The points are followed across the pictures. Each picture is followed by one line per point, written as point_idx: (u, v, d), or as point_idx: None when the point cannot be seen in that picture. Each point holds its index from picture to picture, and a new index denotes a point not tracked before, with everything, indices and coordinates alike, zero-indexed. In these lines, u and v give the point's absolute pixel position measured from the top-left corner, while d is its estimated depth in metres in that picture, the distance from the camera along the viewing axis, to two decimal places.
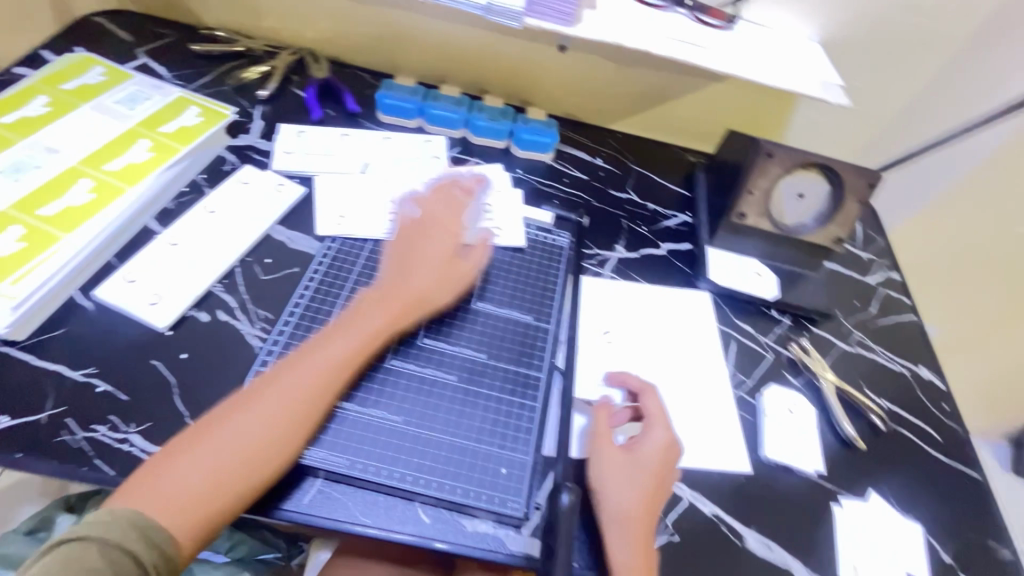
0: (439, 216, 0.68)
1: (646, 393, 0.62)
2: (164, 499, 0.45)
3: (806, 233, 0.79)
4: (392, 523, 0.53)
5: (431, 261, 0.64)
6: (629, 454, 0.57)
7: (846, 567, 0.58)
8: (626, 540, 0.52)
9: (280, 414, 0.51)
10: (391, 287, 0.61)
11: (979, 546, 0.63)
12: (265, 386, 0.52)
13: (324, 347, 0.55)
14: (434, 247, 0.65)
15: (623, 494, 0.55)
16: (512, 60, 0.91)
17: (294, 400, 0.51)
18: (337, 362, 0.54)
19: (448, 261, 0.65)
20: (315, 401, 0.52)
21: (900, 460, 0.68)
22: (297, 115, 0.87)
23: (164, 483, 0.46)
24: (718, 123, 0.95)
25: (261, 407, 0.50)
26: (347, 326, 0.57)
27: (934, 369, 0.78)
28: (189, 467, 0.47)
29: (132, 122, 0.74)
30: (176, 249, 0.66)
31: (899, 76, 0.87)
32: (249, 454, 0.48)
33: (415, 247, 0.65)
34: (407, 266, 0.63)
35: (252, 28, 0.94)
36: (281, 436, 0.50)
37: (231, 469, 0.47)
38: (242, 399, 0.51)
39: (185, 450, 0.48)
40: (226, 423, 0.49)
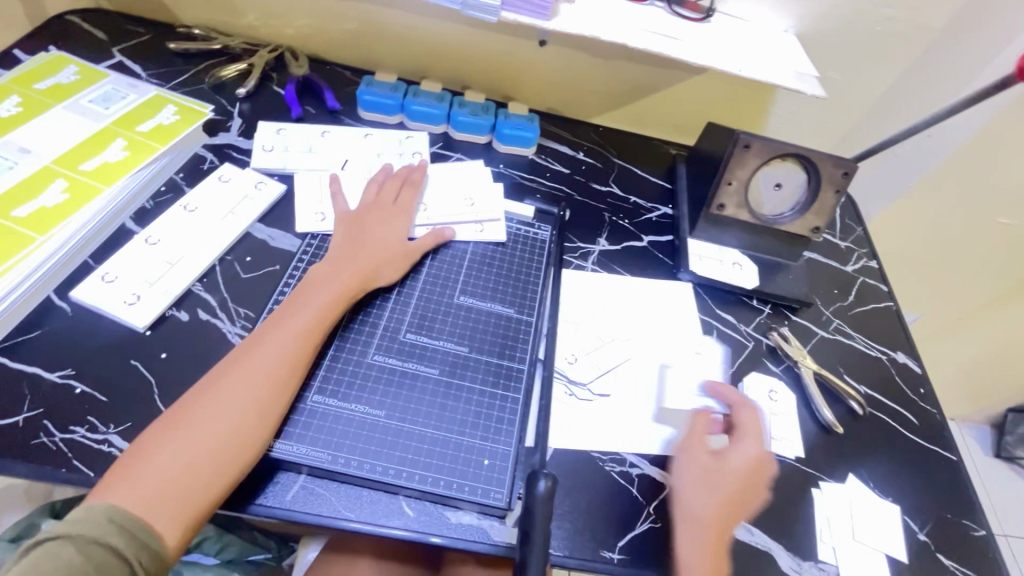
0: (383, 200, 0.72)
1: (743, 404, 0.62)
2: (140, 489, 0.45)
3: (785, 224, 0.79)
4: (376, 517, 0.53)
5: (380, 240, 0.68)
6: (713, 461, 0.58)
7: (824, 549, 0.60)
8: (696, 543, 0.54)
9: (246, 407, 0.51)
10: (332, 269, 0.63)
11: (955, 525, 0.65)
12: (230, 371, 0.53)
13: (283, 327, 0.57)
14: (382, 227, 0.69)
15: (702, 500, 0.56)
16: (492, 55, 0.90)
17: (258, 379, 0.53)
18: (297, 339, 0.56)
19: (396, 239, 0.69)
20: (282, 381, 0.54)
21: (877, 444, 0.69)
22: (276, 113, 0.86)
23: (139, 473, 0.46)
24: (698, 116, 0.96)
25: (226, 389, 0.52)
26: (306, 305, 0.59)
27: (911, 354, 0.79)
28: (164, 457, 0.47)
29: (107, 121, 0.73)
30: (155, 248, 0.66)
31: (875, 67, 0.88)
32: (220, 438, 0.49)
33: (360, 226, 0.69)
34: (359, 245, 0.66)
35: (230, 26, 0.93)
36: (249, 416, 0.51)
37: (205, 456, 0.48)
38: (209, 386, 0.52)
39: (159, 441, 0.49)
40: (192, 418, 0.50)
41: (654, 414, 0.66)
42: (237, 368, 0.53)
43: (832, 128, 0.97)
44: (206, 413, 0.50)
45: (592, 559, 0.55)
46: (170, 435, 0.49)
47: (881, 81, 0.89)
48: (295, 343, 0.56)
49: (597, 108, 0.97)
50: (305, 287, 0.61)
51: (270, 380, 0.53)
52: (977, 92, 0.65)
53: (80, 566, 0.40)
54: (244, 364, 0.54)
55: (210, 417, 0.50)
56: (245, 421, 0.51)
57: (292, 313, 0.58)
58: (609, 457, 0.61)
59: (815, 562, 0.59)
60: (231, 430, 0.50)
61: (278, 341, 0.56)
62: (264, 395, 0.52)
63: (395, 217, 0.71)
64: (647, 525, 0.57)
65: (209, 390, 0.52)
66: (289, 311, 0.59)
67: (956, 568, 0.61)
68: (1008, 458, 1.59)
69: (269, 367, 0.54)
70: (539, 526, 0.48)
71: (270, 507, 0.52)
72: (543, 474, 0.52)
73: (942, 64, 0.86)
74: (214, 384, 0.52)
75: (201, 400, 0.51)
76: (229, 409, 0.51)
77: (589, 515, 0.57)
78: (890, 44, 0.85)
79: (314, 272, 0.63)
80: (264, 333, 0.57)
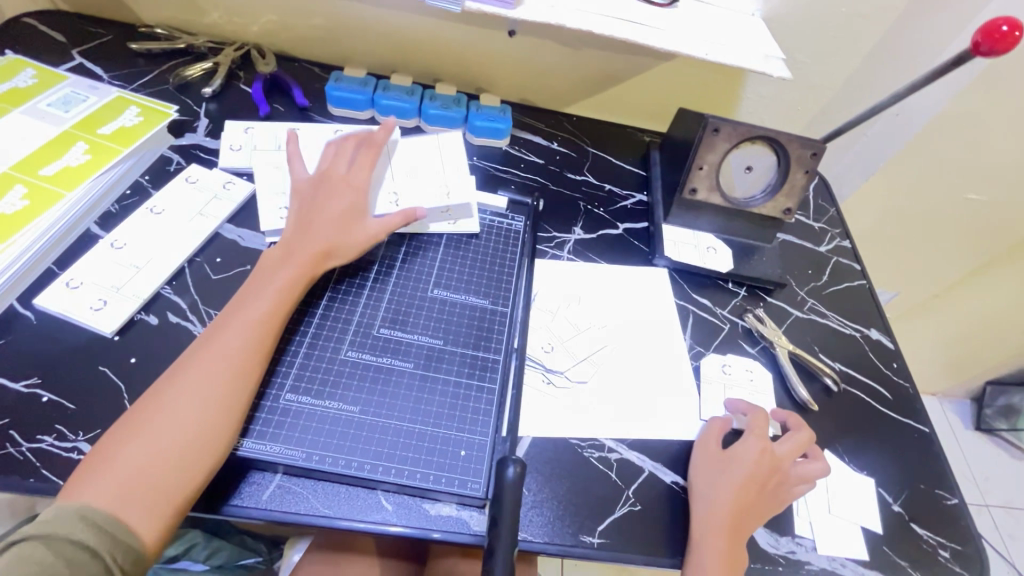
0: (335, 163, 0.69)
1: (756, 409, 0.65)
2: (106, 488, 0.45)
3: (756, 206, 0.80)
4: (353, 513, 0.53)
5: (331, 212, 0.65)
6: (725, 457, 0.60)
7: (801, 524, 0.61)
8: (713, 551, 0.53)
9: (207, 402, 0.50)
10: (290, 248, 0.62)
11: (928, 495, 0.66)
12: (190, 365, 0.52)
13: (242, 319, 0.56)
14: (335, 199, 0.66)
15: (718, 504, 0.56)
16: (462, 47, 0.90)
17: (216, 377, 0.52)
18: (257, 331, 0.55)
19: (349, 210, 0.66)
20: (242, 376, 0.53)
21: (851, 419, 0.70)
22: (244, 112, 0.85)
23: (103, 473, 0.46)
24: (670, 102, 0.97)
25: (186, 384, 0.51)
26: (265, 295, 0.58)
27: (884, 331, 0.80)
28: (128, 455, 0.47)
29: (68, 124, 0.72)
30: (120, 252, 0.65)
31: (841, 48, 0.88)
32: (183, 436, 0.48)
33: (312, 199, 0.66)
34: (310, 221, 0.64)
35: (193, 24, 0.92)
36: (210, 412, 0.50)
37: (170, 454, 0.47)
38: (170, 381, 0.51)
39: (120, 443, 0.48)
40: (154, 416, 0.49)
41: (632, 399, 0.66)
42: (196, 363, 0.52)
43: (802, 110, 0.98)
44: (167, 409, 0.49)
45: (573, 544, 0.55)
46: (132, 434, 0.48)
47: (849, 62, 0.90)
48: (256, 334, 0.55)
49: (570, 98, 0.97)
50: (261, 277, 0.60)
51: (230, 372, 0.52)
52: (937, 69, 0.65)
53: (53, 565, 0.40)
54: (203, 358, 0.53)
55: (171, 414, 0.49)
56: (206, 419, 0.50)
57: (249, 304, 0.57)
58: (588, 443, 0.62)
59: (792, 537, 0.60)
60: (194, 426, 0.49)
61: (237, 333, 0.55)
62: (227, 389, 0.52)
63: (350, 186, 0.67)
64: (626, 509, 0.58)
65: (169, 386, 0.51)
66: (247, 302, 0.57)
67: (929, 537, 0.63)
68: (988, 430, 1.63)
69: (230, 360, 0.53)
70: (508, 513, 0.48)
71: (247, 505, 0.52)
72: (512, 460, 0.51)
73: (907, 43, 0.87)
74: (174, 380, 0.51)
75: (161, 397, 0.50)
76: (189, 403, 0.50)
77: (569, 501, 0.58)
78: (856, 24, 0.85)
79: (267, 261, 0.62)
80: (223, 325, 0.56)
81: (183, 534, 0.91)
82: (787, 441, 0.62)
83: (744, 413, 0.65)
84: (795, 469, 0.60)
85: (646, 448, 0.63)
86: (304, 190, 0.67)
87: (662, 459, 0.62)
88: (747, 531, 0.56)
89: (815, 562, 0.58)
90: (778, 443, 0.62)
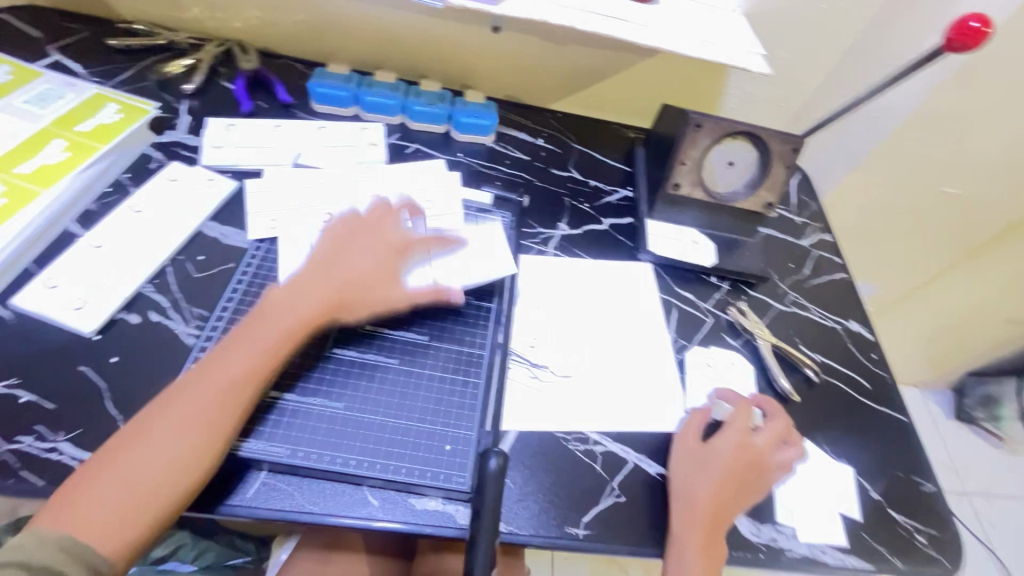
0: (369, 226, 0.67)
1: (740, 400, 0.65)
2: (90, 515, 0.44)
3: (738, 201, 0.81)
4: (339, 508, 0.53)
5: (357, 268, 0.62)
6: (703, 452, 0.61)
7: (783, 513, 0.62)
8: (692, 548, 0.55)
9: (192, 427, 0.49)
10: (305, 293, 0.59)
11: (906, 483, 0.67)
12: (186, 391, 0.51)
13: (244, 347, 0.54)
14: (364, 260, 0.63)
15: (697, 500, 0.57)
16: (447, 43, 0.90)
17: (204, 403, 0.50)
18: (258, 361, 0.54)
19: (375, 269, 0.63)
20: (230, 403, 0.51)
21: (831, 409, 0.72)
22: (226, 108, 0.84)
23: (87, 499, 0.45)
24: (653, 98, 0.98)
25: (181, 411, 0.50)
26: (269, 325, 0.56)
27: (863, 322, 0.82)
28: (116, 481, 0.46)
29: (45, 122, 0.71)
30: (100, 252, 0.64)
31: (821, 45, 0.90)
32: (166, 463, 0.47)
33: (339, 251, 0.63)
34: (332, 273, 0.61)
35: (173, 20, 0.90)
36: (193, 438, 0.49)
37: (160, 482, 0.47)
38: (163, 405, 0.50)
39: (103, 468, 0.47)
40: (139, 443, 0.48)
41: (617, 393, 0.67)
42: (192, 388, 0.51)
43: (784, 106, 0.99)
44: (158, 436, 0.48)
45: (558, 535, 0.56)
46: (121, 458, 0.47)
47: (829, 58, 0.91)
48: (255, 366, 0.53)
49: (555, 94, 0.98)
50: (269, 309, 0.57)
51: (225, 401, 0.51)
52: (912, 64, 0.67)
53: None
54: (199, 384, 0.51)
55: (162, 442, 0.48)
56: (189, 443, 0.48)
57: (252, 333, 0.55)
58: (573, 436, 0.62)
59: (773, 525, 0.61)
60: (184, 455, 0.48)
61: (236, 361, 0.53)
62: (222, 418, 0.50)
63: (380, 247, 0.65)
64: (612, 500, 0.59)
65: (163, 412, 0.50)
66: (251, 331, 0.56)
67: (906, 522, 0.64)
68: (967, 420, 1.66)
69: (226, 387, 0.52)
70: (490, 504, 0.48)
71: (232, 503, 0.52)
72: (494, 452, 0.51)
73: (884, 40, 0.88)
74: (168, 405, 0.50)
75: (154, 421, 0.49)
76: (183, 432, 0.49)
77: (554, 493, 0.58)
78: (836, 21, 0.86)
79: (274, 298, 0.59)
80: (224, 351, 0.54)
81: (171, 534, 0.91)
82: (766, 432, 0.63)
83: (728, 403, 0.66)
84: (773, 457, 0.62)
85: (630, 441, 0.63)
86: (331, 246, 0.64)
87: (646, 451, 0.63)
88: (725, 523, 0.57)
89: (795, 548, 0.60)
90: (756, 433, 0.63)
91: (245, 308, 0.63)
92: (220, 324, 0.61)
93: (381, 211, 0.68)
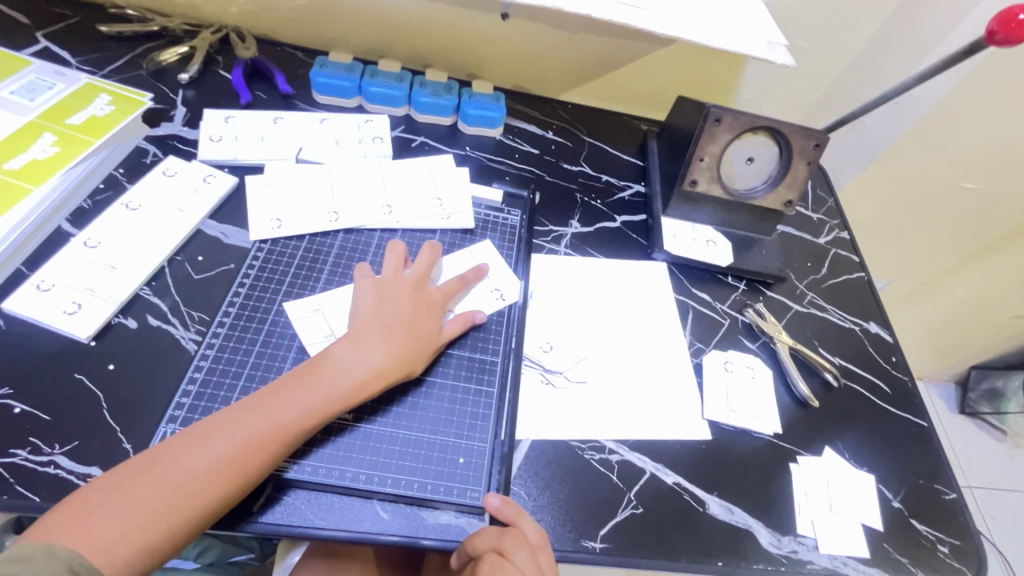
0: (411, 282, 0.62)
1: (508, 530, 0.50)
2: (101, 532, 0.43)
3: (757, 198, 0.78)
4: (349, 523, 0.51)
5: (414, 330, 0.58)
6: None
7: (804, 523, 0.60)
8: None
9: (221, 463, 0.47)
10: (363, 355, 0.55)
11: (928, 490, 0.66)
12: (229, 424, 0.49)
13: (297, 392, 0.51)
14: (418, 319, 0.59)
15: None
16: (454, 31, 0.86)
17: (236, 441, 0.48)
18: (309, 410, 0.51)
19: (429, 333, 0.59)
20: (264, 446, 0.48)
21: (852, 413, 0.70)
22: (224, 99, 0.81)
23: (106, 516, 0.43)
24: (667, 89, 0.94)
25: (221, 443, 0.47)
26: (325, 377, 0.53)
27: (883, 324, 0.80)
28: (134, 501, 0.44)
29: (33, 114, 0.67)
30: (95, 252, 0.61)
31: (842, 35, 0.86)
32: (184, 492, 0.45)
33: (389, 311, 0.58)
34: (389, 335, 0.57)
35: (167, 5, 0.86)
36: (217, 475, 0.46)
37: (179, 512, 0.45)
38: (203, 432, 0.48)
39: (122, 487, 0.45)
40: (166, 468, 0.46)
41: (634, 399, 0.65)
42: (235, 421, 0.49)
43: (803, 98, 0.95)
44: (189, 463, 0.46)
45: (574, 550, 0.54)
46: (148, 480, 0.45)
47: (851, 47, 0.87)
48: (303, 415, 0.50)
49: (565, 84, 0.94)
50: (326, 366, 0.53)
51: (265, 443, 0.48)
52: (948, 58, 0.64)
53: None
54: (245, 419, 0.49)
55: (191, 471, 0.46)
56: (212, 478, 0.46)
57: (307, 381, 0.52)
58: (589, 445, 0.60)
59: (794, 536, 0.59)
60: (208, 489, 0.46)
61: (288, 406, 0.50)
62: (250, 461, 0.47)
63: (430, 309, 0.61)
64: (629, 512, 0.57)
65: (197, 441, 0.47)
66: (306, 379, 0.52)
67: (929, 532, 0.62)
68: (972, 414, 1.65)
69: (269, 431, 0.49)
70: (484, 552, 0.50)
71: (242, 518, 0.50)
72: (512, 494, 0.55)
73: (912, 30, 0.85)
74: (205, 435, 0.48)
75: (190, 446, 0.47)
76: (216, 465, 0.46)
77: (570, 505, 0.56)
78: (861, 10, 0.83)
79: (330, 355, 0.54)
80: (275, 392, 0.51)
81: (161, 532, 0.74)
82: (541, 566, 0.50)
83: (498, 539, 0.50)
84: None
85: (648, 449, 0.61)
86: (379, 302, 0.59)
87: (664, 460, 0.61)
88: None
89: (816, 560, 0.58)
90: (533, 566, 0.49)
91: (248, 313, 0.61)
92: (223, 329, 0.59)
93: (401, 259, 0.64)
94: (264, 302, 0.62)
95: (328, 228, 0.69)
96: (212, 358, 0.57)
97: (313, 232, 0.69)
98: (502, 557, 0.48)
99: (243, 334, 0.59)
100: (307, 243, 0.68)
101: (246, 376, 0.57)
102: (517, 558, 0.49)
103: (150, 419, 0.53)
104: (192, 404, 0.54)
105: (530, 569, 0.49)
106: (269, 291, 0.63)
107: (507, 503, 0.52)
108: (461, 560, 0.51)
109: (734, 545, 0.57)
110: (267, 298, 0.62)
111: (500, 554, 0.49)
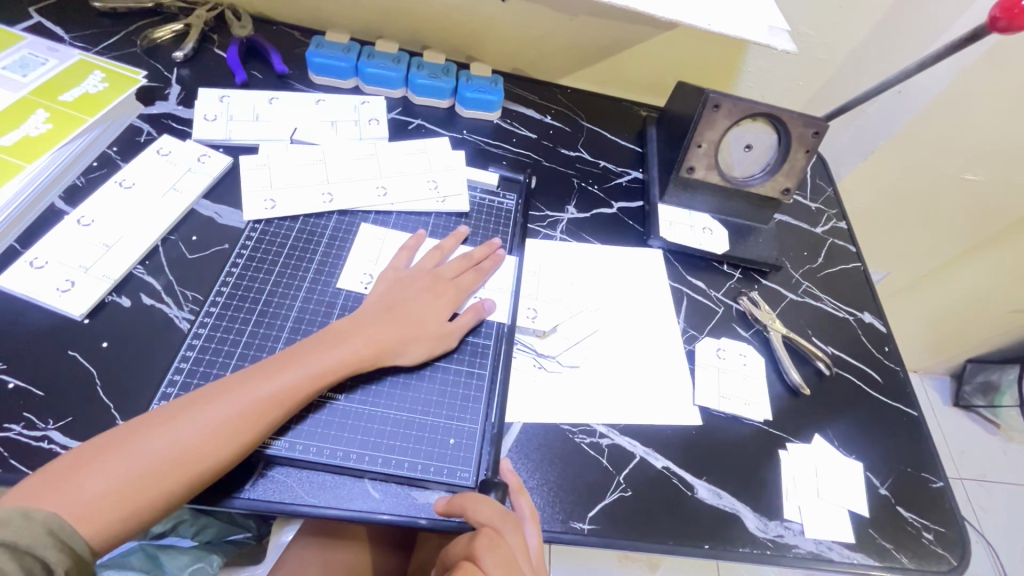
0: (436, 272, 0.64)
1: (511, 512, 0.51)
2: (84, 495, 0.43)
3: (754, 185, 0.78)
4: (339, 501, 0.52)
5: (416, 316, 0.60)
6: None
7: (790, 508, 0.60)
8: None
9: (206, 433, 0.47)
10: (362, 336, 0.56)
11: (915, 478, 0.66)
12: (221, 392, 0.49)
13: (297, 365, 0.52)
14: (422, 304, 0.61)
15: None
16: (451, 12, 0.85)
17: (222, 411, 0.48)
18: (300, 384, 0.52)
19: (432, 319, 0.60)
20: (251, 417, 0.49)
21: (844, 405, 0.70)
22: (219, 79, 0.80)
23: (88, 480, 0.43)
24: (668, 74, 0.93)
25: (208, 414, 0.48)
26: (327, 353, 0.54)
27: (877, 314, 0.80)
28: (117, 466, 0.44)
29: (26, 90, 0.67)
30: (88, 230, 0.61)
31: (845, 22, 0.85)
32: (168, 458, 0.45)
33: (400, 298, 0.61)
34: (389, 318, 0.58)
35: None
36: (203, 444, 0.47)
37: (162, 479, 0.45)
38: (195, 401, 0.49)
39: (105, 454, 0.45)
40: (152, 435, 0.46)
41: (626, 384, 0.65)
42: (225, 392, 0.49)
43: (803, 87, 0.94)
44: (178, 429, 0.47)
45: (563, 530, 0.54)
46: (133, 445, 0.45)
47: (856, 34, 0.86)
48: (296, 388, 0.51)
49: (565, 68, 0.93)
50: (318, 343, 0.55)
51: (253, 414, 0.49)
52: (951, 45, 0.63)
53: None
54: (233, 391, 0.49)
55: (179, 439, 0.46)
56: (198, 447, 0.46)
57: (301, 357, 0.53)
58: (579, 429, 0.61)
59: (781, 521, 0.60)
60: (193, 458, 0.46)
61: (278, 380, 0.51)
62: (237, 432, 0.48)
63: (442, 297, 0.62)
64: (617, 494, 0.58)
65: (185, 409, 0.48)
66: (299, 355, 0.53)
67: (914, 520, 0.63)
68: (965, 406, 1.65)
69: (258, 404, 0.49)
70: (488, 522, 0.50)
71: (228, 494, 0.50)
72: (494, 484, 0.53)
73: (919, 16, 0.84)
74: (193, 405, 0.48)
75: (182, 413, 0.48)
76: (203, 434, 0.47)
77: (560, 487, 0.57)
78: None
79: (326, 334, 0.56)
80: (276, 363, 0.52)
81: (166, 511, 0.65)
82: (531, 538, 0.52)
83: (500, 514, 0.50)
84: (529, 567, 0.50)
85: (639, 435, 0.62)
86: (394, 288, 0.62)
87: (654, 445, 0.61)
88: None
89: (802, 544, 0.59)
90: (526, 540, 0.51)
91: (241, 293, 0.61)
92: (216, 310, 0.59)
93: (437, 258, 0.66)
94: (256, 282, 0.62)
95: (322, 209, 0.69)
96: (205, 337, 0.58)
97: (308, 214, 0.69)
98: (498, 535, 0.49)
99: (236, 316, 0.59)
100: (300, 226, 0.68)
101: (240, 354, 0.57)
102: (511, 537, 0.50)
103: (144, 396, 0.54)
104: (185, 381, 0.55)
105: (520, 550, 0.50)
106: (262, 272, 0.63)
107: (514, 476, 0.55)
108: (446, 507, 0.51)
109: (720, 528, 0.58)
110: (260, 277, 0.63)
111: (496, 531, 0.49)
